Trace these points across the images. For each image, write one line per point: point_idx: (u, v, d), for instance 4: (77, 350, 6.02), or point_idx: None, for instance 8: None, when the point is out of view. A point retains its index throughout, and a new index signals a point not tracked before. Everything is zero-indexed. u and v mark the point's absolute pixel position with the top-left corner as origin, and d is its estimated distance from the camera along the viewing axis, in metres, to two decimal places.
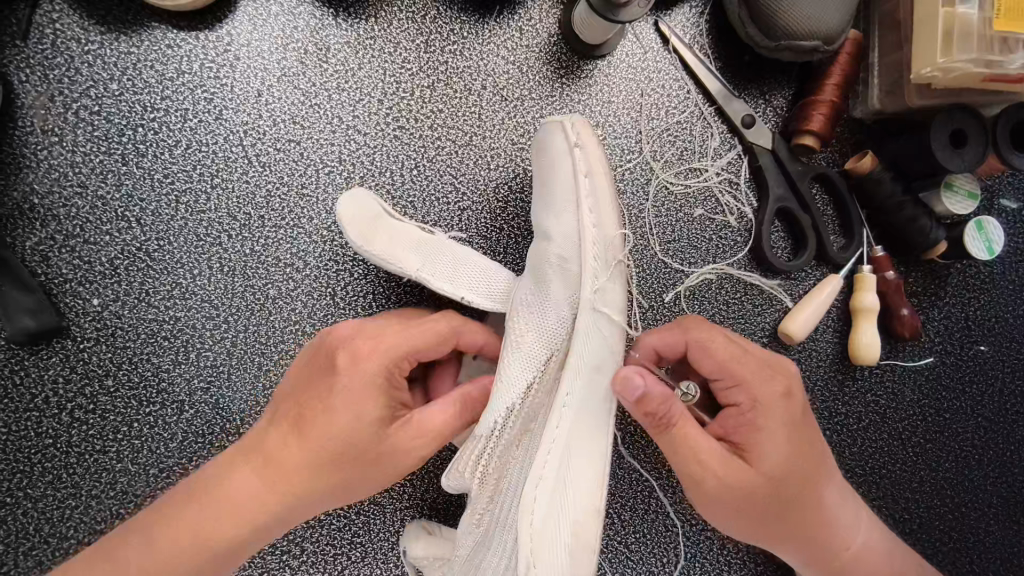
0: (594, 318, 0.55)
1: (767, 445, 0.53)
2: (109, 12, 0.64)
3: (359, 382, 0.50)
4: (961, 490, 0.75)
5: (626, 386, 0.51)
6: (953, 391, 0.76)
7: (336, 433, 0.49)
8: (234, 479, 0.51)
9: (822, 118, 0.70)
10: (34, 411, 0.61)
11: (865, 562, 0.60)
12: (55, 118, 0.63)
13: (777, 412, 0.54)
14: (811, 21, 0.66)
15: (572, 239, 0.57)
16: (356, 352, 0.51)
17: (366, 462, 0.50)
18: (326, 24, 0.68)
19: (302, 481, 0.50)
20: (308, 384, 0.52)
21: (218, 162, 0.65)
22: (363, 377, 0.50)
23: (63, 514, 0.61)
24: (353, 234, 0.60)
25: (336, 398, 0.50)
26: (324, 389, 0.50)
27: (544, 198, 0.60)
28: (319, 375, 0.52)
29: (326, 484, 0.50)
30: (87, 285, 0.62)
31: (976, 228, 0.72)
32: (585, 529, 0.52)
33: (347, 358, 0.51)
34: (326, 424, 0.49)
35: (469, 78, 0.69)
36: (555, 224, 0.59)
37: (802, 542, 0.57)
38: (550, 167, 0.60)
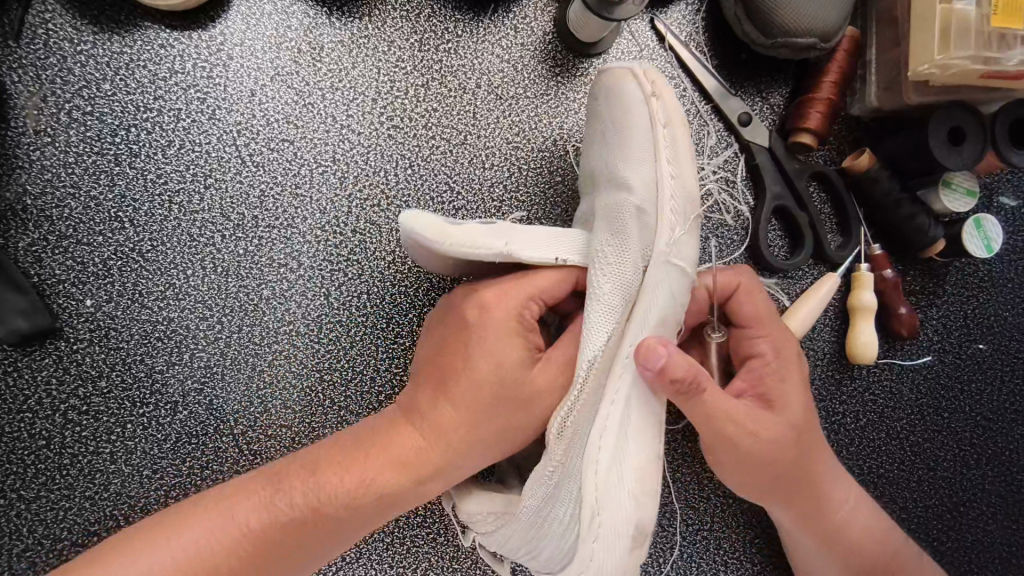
0: (666, 270, 0.51)
1: (788, 398, 0.52)
2: (102, 12, 0.64)
3: (496, 328, 0.50)
4: (959, 489, 0.75)
5: (649, 351, 0.47)
6: (951, 390, 0.76)
7: (481, 382, 0.49)
8: (362, 456, 0.49)
9: (819, 116, 0.69)
10: (27, 412, 0.61)
11: (846, 527, 0.60)
12: (48, 119, 0.63)
13: (795, 367, 0.54)
14: (808, 18, 0.66)
15: (650, 189, 0.53)
16: (486, 301, 0.51)
17: (513, 405, 0.49)
18: (320, 23, 0.67)
19: (455, 438, 0.49)
20: (444, 343, 0.52)
21: (211, 162, 0.65)
22: (497, 325, 0.50)
23: (58, 516, 0.60)
24: (424, 235, 0.51)
25: (475, 348, 0.49)
26: (460, 347, 0.50)
27: (617, 142, 0.56)
28: (451, 333, 0.52)
29: (480, 437, 0.49)
30: (80, 286, 0.62)
31: (975, 226, 0.72)
32: (648, 473, 0.49)
33: (475, 312, 0.51)
34: (470, 373, 0.49)
35: (464, 77, 0.69)
36: (630, 168, 0.54)
37: (803, 500, 0.56)
38: (626, 112, 0.56)
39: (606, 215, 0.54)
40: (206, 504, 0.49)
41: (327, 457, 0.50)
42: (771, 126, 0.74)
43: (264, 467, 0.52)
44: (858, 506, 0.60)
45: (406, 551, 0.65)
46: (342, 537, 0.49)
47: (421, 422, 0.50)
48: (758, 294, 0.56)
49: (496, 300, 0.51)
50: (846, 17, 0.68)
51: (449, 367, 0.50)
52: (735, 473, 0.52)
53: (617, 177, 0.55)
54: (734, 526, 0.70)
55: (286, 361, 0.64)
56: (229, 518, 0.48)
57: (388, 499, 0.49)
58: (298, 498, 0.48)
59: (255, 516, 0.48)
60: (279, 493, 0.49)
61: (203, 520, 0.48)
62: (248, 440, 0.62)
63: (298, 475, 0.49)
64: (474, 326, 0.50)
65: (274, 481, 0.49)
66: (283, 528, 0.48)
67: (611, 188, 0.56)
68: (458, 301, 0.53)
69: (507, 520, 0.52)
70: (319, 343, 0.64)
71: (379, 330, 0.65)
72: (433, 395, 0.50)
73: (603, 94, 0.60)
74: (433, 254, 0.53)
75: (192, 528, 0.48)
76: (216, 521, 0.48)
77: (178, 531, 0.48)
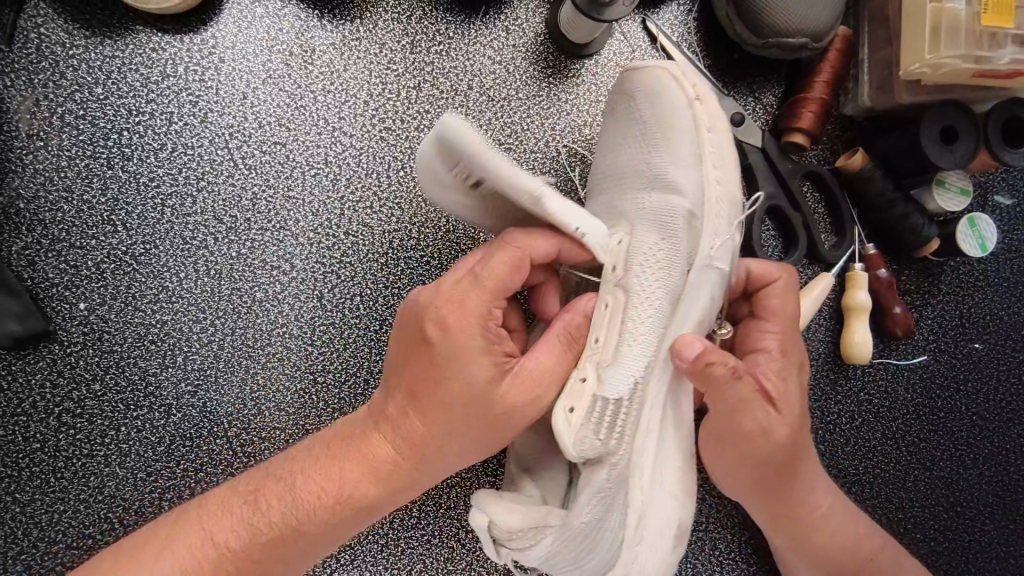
0: (710, 273, 0.51)
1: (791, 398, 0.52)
2: (94, 16, 0.64)
3: (457, 348, 0.45)
4: (956, 489, 0.75)
5: (686, 343, 0.49)
6: (947, 389, 0.76)
7: (445, 401, 0.45)
8: (339, 464, 0.48)
9: (811, 116, 0.70)
10: (22, 416, 0.61)
11: (823, 529, 0.59)
12: (41, 123, 0.63)
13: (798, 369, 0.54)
14: (798, 18, 0.66)
15: (698, 192, 0.53)
16: (442, 316, 0.45)
17: (483, 422, 0.46)
18: (312, 26, 0.68)
19: (428, 450, 0.47)
20: (404, 351, 0.48)
21: (204, 165, 0.65)
22: (461, 342, 0.45)
23: (52, 519, 0.60)
24: (469, 141, 0.45)
25: (439, 369, 0.45)
26: (423, 365, 0.46)
27: (658, 143, 0.55)
28: (411, 341, 0.47)
29: (454, 448, 0.47)
30: (73, 290, 0.63)
31: (969, 225, 0.72)
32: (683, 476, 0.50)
33: (436, 328, 0.45)
34: (434, 392, 0.45)
35: (455, 79, 0.69)
36: (676, 171, 0.54)
37: (785, 499, 0.55)
38: (667, 115, 0.55)
39: (648, 217, 0.53)
40: (187, 522, 0.48)
41: (304, 466, 0.49)
42: (764, 126, 0.74)
43: (247, 476, 0.51)
44: (838, 512, 0.59)
45: (401, 553, 0.65)
46: (325, 544, 0.49)
47: (389, 434, 0.47)
48: (777, 291, 0.56)
49: (452, 314, 0.45)
50: (837, 17, 0.68)
51: (412, 382, 0.46)
52: (729, 458, 0.51)
53: (660, 179, 0.54)
54: (729, 526, 0.69)
55: (279, 363, 0.64)
56: (210, 539, 0.47)
57: (365, 510, 0.48)
58: (278, 511, 0.47)
59: (237, 535, 0.47)
60: (259, 511, 0.48)
61: (188, 535, 0.48)
62: (242, 443, 0.62)
63: (276, 491, 0.48)
64: (435, 344, 0.45)
65: (254, 500, 0.48)
66: (268, 541, 0.47)
67: (651, 189, 0.54)
68: (414, 305, 0.48)
69: (551, 533, 0.48)
70: (311, 345, 0.64)
71: (372, 332, 0.65)
72: (398, 407, 0.47)
73: (632, 95, 0.58)
74: (456, 163, 0.47)
75: (177, 545, 0.47)
76: (199, 539, 0.47)
77: (168, 547, 0.47)
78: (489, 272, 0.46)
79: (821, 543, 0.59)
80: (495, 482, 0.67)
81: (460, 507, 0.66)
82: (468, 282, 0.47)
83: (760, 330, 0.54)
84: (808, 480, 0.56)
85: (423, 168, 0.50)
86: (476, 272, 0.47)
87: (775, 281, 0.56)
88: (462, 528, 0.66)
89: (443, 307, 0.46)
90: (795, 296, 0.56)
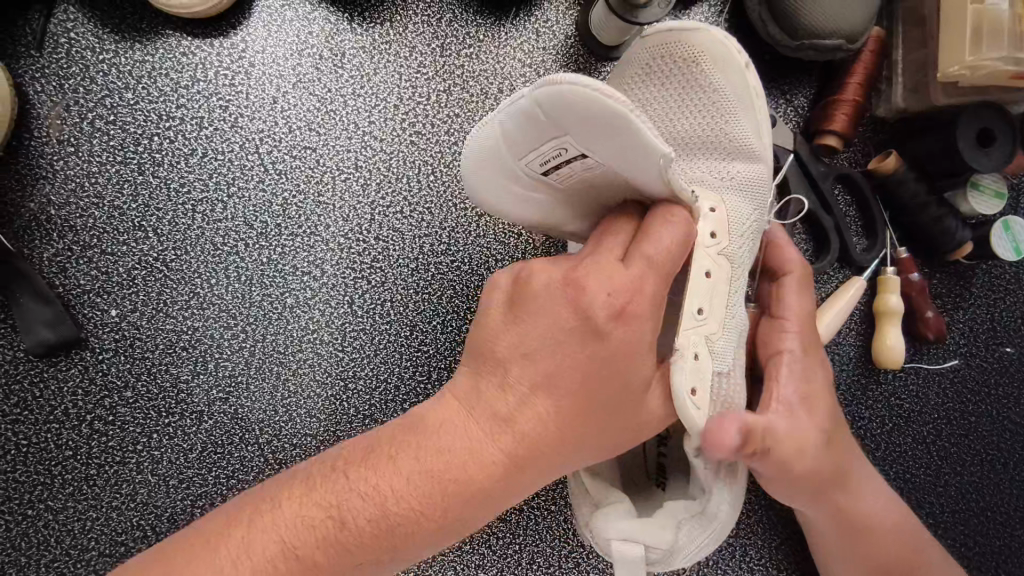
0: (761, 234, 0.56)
1: (818, 394, 0.53)
2: (124, 21, 0.64)
3: (626, 344, 0.44)
4: (986, 494, 0.74)
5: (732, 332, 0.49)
6: (978, 394, 0.75)
7: (599, 400, 0.44)
8: (436, 466, 0.42)
9: (845, 118, 0.69)
10: (53, 423, 0.61)
11: (875, 527, 0.58)
12: (71, 128, 0.63)
13: (818, 363, 0.55)
14: (832, 21, 0.66)
15: (758, 165, 0.54)
16: (621, 303, 0.43)
17: (626, 424, 0.45)
18: (341, 29, 0.67)
19: (547, 454, 0.44)
20: (544, 337, 0.43)
21: (234, 170, 0.64)
22: (634, 335, 0.44)
23: (84, 526, 0.60)
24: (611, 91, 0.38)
25: (603, 363, 0.43)
26: (581, 356, 0.43)
27: (736, 109, 0.53)
28: (566, 326, 0.43)
29: (576, 451, 0.45)
30: (105, 296, 0.62)
31: (1003, 227, 0.71)
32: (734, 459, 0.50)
33: (610, 316, 0.43)
34: (586, 394, 0.43)
35: (486, 82, 0.68)
36: (757, 135, 0.54)
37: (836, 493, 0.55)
38: (737, 78, 0.53)
39: (741, 187, 0.53)
40: (258, 529, 0.42)
41: (385, 466, 0.43)
42: (795, 128, 0.73)
43: (311, 470, 0.45)
44: (884, 503, 0.59)
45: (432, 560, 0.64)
46: (401, 558, 0.44)
47: (501, 434, 0.43)
48: (793, 288, 0.57)
49: (631, 299, 0.43)
50: (871, 19, 0.68)
51: (561, 372, 0.43)
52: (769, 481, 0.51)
53: (740, 146, 0.54)
54: (758, 532, 0.69)
55: (310, 370, 0.63)
56: (288, 553, 0.42)
57: (462, 520, 0.43)
58: (368, 524, 0.42)
59: (320, 546, 0.42)
60: (342, 520, 0.42)
61: (265, 541, 0.42)
62: (274, 450, 0.62)
63: (355, 496, 0.42)
64: (608, 335, 0.43)
65: (339, 513, 0.42)
66: (355, 556, 0.42)
67: (732, 157, 0.54)
68: (556, 286, 0.43)
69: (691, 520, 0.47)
70: (342, 352, 0.64)
71: (403, 338, 0.64)
72: (524, 406, 0.43)
73: (693, 61, 0.53)
74: (553, 136, 0.42)
75: (250, 552, 0.42)
76: (277, 548, 0.42)
77: (241, 556, 0.42)
78: (660, 256, 0.44)
79: (874, 537, 0.58)
80: None
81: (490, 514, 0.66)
82: (642, 266, 0.44)
83: (779, 331, 0.55)
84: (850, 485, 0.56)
85: (487, 150, 0.45)
86: (648, 256, 0.44)
87: (790, 276, 0.58)
88: (493, 535, 0.66)
89: (618, 290, 0.43)
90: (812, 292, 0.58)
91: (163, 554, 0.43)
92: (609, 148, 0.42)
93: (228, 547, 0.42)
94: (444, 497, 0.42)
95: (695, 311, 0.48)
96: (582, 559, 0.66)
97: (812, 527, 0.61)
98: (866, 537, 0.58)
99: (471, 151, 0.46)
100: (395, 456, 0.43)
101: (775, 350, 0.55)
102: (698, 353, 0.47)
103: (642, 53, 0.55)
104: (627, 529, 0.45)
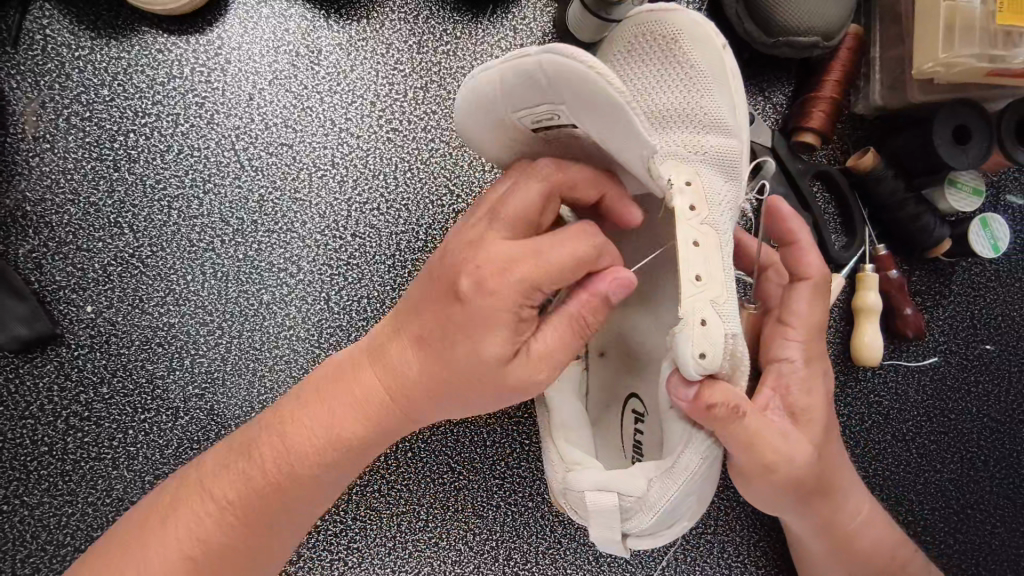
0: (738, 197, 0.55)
1: (816, 409, 0.54)
2: (100, 17, 0.64)
3: (486, 313, 0.42)
4: (966, 492, 0.74)
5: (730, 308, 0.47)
6: (958, 391, 0.75)
7: (458, 364, 0.44)
8: (336, 411, 0.49)
9: (822, 114, 0.69)
10: (29, 419, 0.61)
11: (860, 541, 0.59)
12: (47, 125, 0.63)
13: (820, 377, 0.56)
14: (808, 18, 0.66)
15: (729, 144, 0.54)
16: (483, 276, 0.42)
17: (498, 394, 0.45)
18: (318, 26, 0.67)
19: (420, 398, 0.47)
20: (423, 297, 0.46)
21: (210, 167, 0.65)
22: (492, 310, 0.42)
23: (60, 522, 0.60)
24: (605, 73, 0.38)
25: (465, 328, 0.43)
26: (444, 318, 0.44)
27: (711, 85, 0.54)
28: (438, 291, 0.45)
29: (448, 398, 0.46)
30: (80, 292, 0.62)
31: (981, 224, 0.71)
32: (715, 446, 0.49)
33: (470, 287, 0.43)
34: (449, 349, 0.44)
35: (463, 79, 0.68)
36: (733, 114, 0.54)
37: (829, 504, 0.56)
38: (716, 59, 0.54)
39: (713, 160, 0.53)
40: (195, 488, 0.50)
41: (302, 414, 0.50)
42: (773, 125, 0.73)
43: (246, 430, 0.52)
44: (871, 518, 0.59)
45: (408, 556, 0.65)
46: (315, 497, 0.51)
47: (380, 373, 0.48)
48: (804, 295, 0.57)
49: (500, 279, 0.42)
50: (848, 15, 0.68)
51: (428, 330, 0.45)
52: (759, 491, 0.53)
53: (714, 122, 0.54)
54: (737, 529, 0.69)
55: (286, 366, 0.63)
56: (215, 499, 0.49)
57: (356, 453, 0.50)
58: (276, 461, 0.49)
59: (236, 488, 0.49)
60: (263, 465, 0.49)
61: (201, 483, 0.50)
62: None
63: (271, 442, 0.50)
64: (466, 303, 0.43)
65: (255, 453, 0.50)
66: (267, 492, 0.49)
67: (707, 131, 0.54)
68: (460, 249, 0.44)
69: (670, 483, 0.46)
70: (318, 348, 0.64)
71: None
72: (397, 347, 0.47)
73: (675, 38, 0.54)
74: (550, 101, 0.41)
75: (189, 497, 0.50)
76: (206, 492, 0.49)
77: (182, 503, 0.50)
78: (547, 246, 0.43)
79: (855, 549, 0.59)
80: (503, 485, 0.66)
81: (467, 511, 0.66)
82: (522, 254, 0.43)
83: (782, 338, 0.57)
84: (840, 503, 0.57)
85: (477, 93, 0.43)
86: (537, 250, 0.43)
87: (802, 282, 0.57)
88: (470, 531, 0.66)
89: (489, 270, 0.43)
90: (825, 298, 0.57)
91: (127, 517, 0.51)
92: (602, 124, 0.41)
93: (169, 503, 0.50)
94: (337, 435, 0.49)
95: (695, 278, 0.46)
96: (559, 555, 0.66)
97: (791, 532, 0.62)
98: (847, 554, 0.59)
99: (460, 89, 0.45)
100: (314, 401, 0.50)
101: (775, 357, 0.56)
102: (707, 320, 0.46)
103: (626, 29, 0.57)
104: (601, 479, 0.46)
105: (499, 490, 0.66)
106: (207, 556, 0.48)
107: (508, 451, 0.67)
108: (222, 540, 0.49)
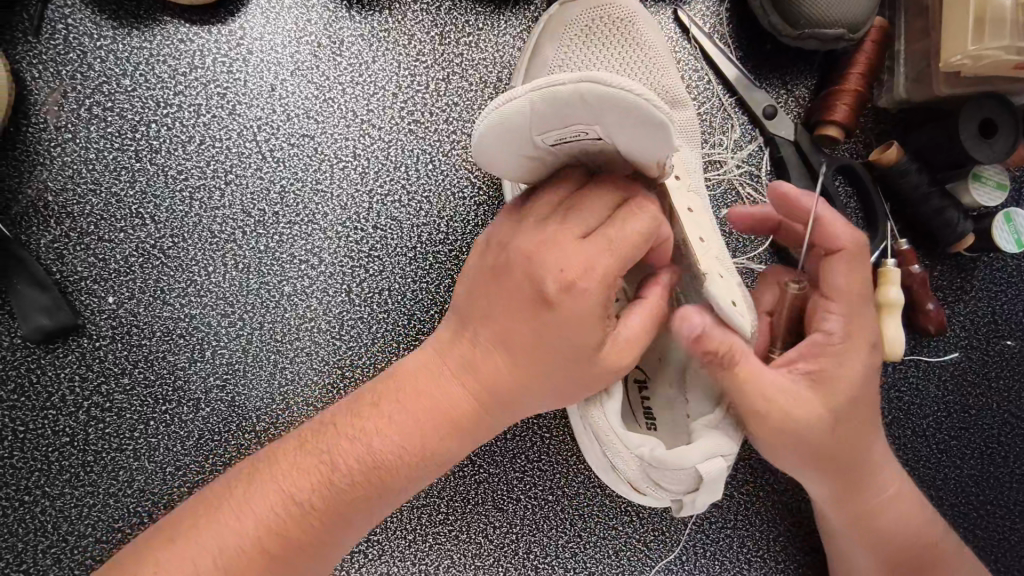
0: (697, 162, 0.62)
1: (840, 385, 0.50)
2: (121, 7, 0.64)
3: (580, 306, 0.44)
4: (986, 487, 0.74)
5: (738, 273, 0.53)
6: (979, 387, 0.75)
7: (555, 355, 0.46)
8: (417, 419, 0.48)
9: (846, 108, 0.68)
10: (51, 410, 0.61)
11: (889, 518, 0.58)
12: (69, 114, 0.63)
13: (863, 346, 0.51)
14: (834, 11, 0.65)
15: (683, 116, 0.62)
16: (567, 274, 0.44)
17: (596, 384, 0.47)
18: (340, 16, 0.67)
19: (514, 393, 0.48)
20: (500, 299, 0.47)
21: (232, 158, 0.64)
22: (585, 304, 0.44)
23: (81, 513, 0.60)
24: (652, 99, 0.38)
25: (560, 326, 0.45)
26: (535, 318, 0.45)
27: (664, 63, 0.61)
28: (517, 290, 0.46)
29: (546, 389, 0.48)
30: (101, 283, 0.62)
31: (1004, 219, 0.70)
32: None
33: (556, 285, 0.44)
34: (544, 346, 0.46)
35: (486, 71, 0.68)
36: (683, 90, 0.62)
37: (852, 481, 0.55)
38: (660, 43, 0.62)
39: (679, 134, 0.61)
40: (257, 482, 0.48)
41: (374, 417, 0.48)
42: (797, 118, 0.73)
43: (311, 430, 0.50)
44: (903, 498, 0.59)
45: (428, 548, 0.65)
46: (387, 500, 0.49)
47: (468, 377, 0.48)
48: (841, 266, 0.52)
49: (583, 270, 0.44)
50: (874, 7, 0.67)
51: (517, 332, 0.46)
52: (772, 449, 0.51)
53: (672, 97, 0.61)
54: (757, 524, 0.68)
55: (307, 358, 0.63)
56: (288, 503, 0.47)
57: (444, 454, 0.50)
58: (357, 465, 0.47)
59: (310, 488, 0.47)
60: (351, 473, 0.47)
61: (266, 490, 0.47)
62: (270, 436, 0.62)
63: (351, 447, 0.48)
64: (552, 302, 0.45)
65: (327, 456, 0.48)
66: (338, 492, 0.47)
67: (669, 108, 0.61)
68: (529, 247, 0.46)
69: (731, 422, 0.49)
70: (339, 339, 0.64)
71: (400, 327, 0.64)
72: (480, 348, 0.48)
73: (628, 21, 0.61)
74: (582, 123, 0.41)
75: (252, 499, 0.47)
76: (275, 498, 0.47)
77: (243, 504, 0.47)
78: (621, 235, 0.45)
79: (884, 526, 0.58)
80: (524, 479, 0.66)
81: (487, 503, 0.66)
82: (594, 245, 0.45)
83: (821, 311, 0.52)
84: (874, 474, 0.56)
85: (501, 131, 0.42)
86: (606, 235, 0.45)
87: (838, 254, 0.52)
88: (490, 524, 0.65)
89: (567, 265, 0.45)
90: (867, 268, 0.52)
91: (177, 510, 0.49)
92: (628, 141, 0.42)
93: (218, 509, 0.47)
94: (424, 438, 0.48)
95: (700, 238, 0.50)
96: (579, 549, 0.66)
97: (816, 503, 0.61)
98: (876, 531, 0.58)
99: (482, 133, 0.43)
100: (385, 404, 0.49)
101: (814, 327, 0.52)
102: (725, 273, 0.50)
103: (568, 14, 0.62)
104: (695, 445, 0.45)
105: (520, 484, 0.66)
106: (287, 549, 0.47)
107: (528, 444, 0.66)
108: (296, 527, 0.47)
